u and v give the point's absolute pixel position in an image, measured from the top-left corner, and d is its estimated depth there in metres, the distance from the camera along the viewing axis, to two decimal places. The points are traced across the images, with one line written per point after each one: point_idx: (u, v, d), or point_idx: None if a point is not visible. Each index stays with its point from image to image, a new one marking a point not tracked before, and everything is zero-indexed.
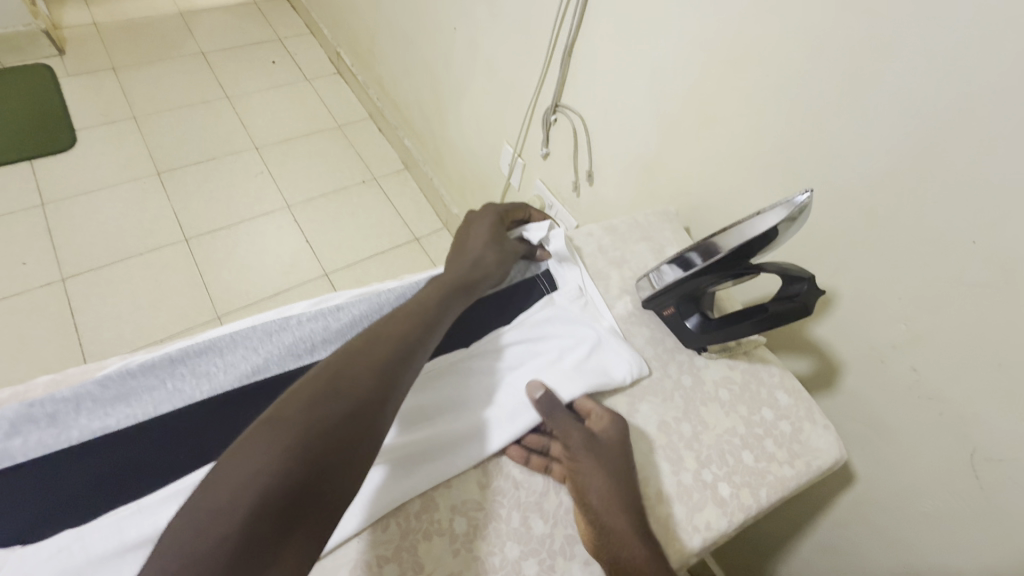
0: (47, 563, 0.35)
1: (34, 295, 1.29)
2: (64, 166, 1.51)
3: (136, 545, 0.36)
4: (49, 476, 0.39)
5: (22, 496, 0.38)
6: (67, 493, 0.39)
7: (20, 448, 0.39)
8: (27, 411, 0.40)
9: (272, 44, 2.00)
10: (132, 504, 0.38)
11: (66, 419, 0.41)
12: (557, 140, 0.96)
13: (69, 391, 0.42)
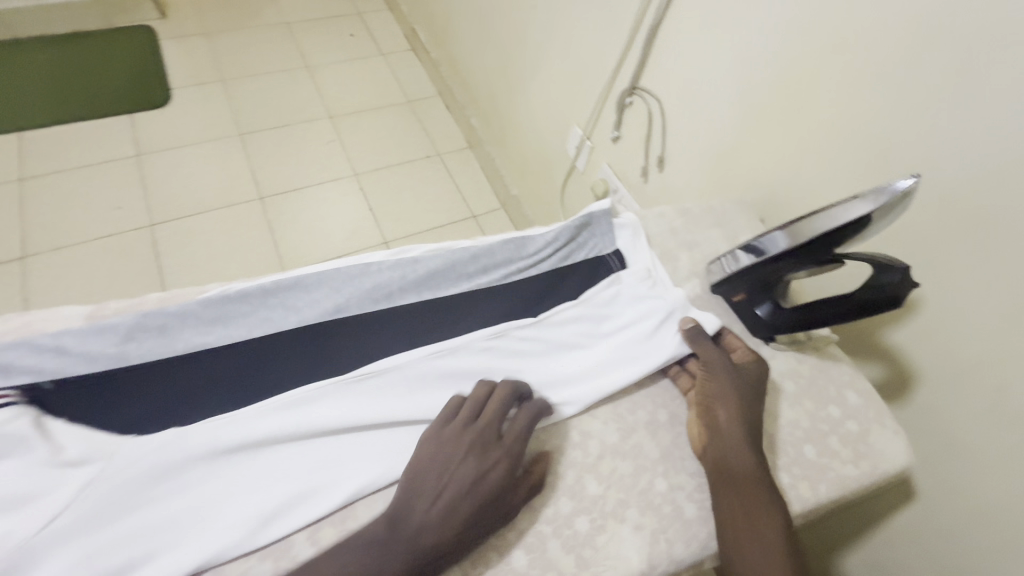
0: (152, 455, 0.38)
1: (126, 237, 1.40)
2: (158, 121, 1.63)
3: (227, 451, 0.40)
4: (151, 380, 0.43)
5: (128, 394, 0.42)
6: (165, 398, 0.42)
7: (134, 352, 0.43)
8: (140, 322, 0.44)
9: (352, 18, 2.07)
10: (229, 414, 0.42)
11: (173, 332, 0.45)
12: (630, 123, 0.95)
13: (176, 308, 0.46)
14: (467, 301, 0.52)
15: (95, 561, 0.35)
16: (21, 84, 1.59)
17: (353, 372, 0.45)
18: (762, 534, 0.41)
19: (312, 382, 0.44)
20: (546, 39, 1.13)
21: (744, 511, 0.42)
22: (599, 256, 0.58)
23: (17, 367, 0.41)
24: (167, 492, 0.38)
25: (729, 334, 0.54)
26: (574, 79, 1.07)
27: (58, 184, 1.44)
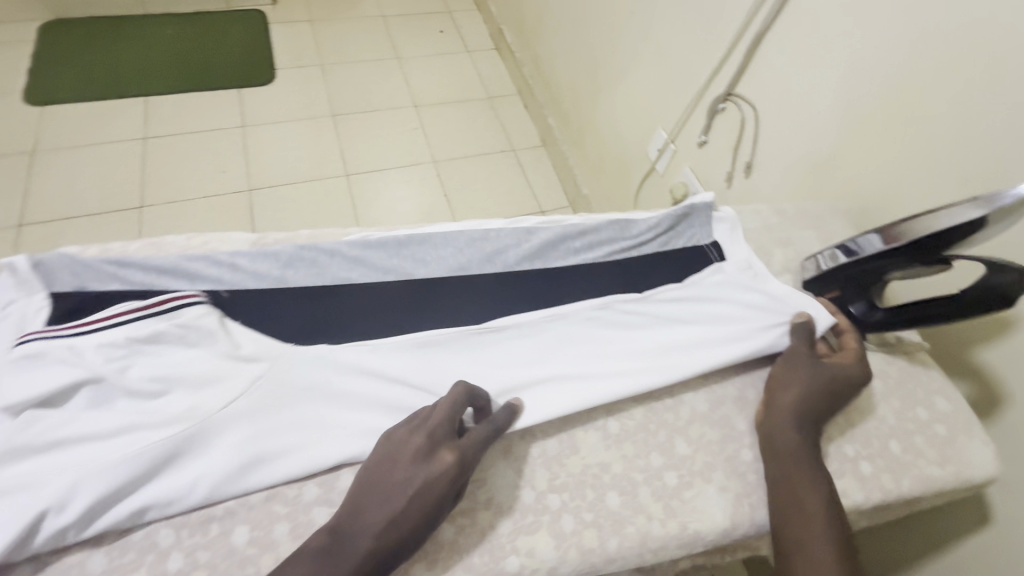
0: (311, 367, 0.45)
1: (227, 198, 1.53)
2: (262, 97, 1.77)
3: (368, 373, 0.46)
4: (304, 303, 0.49)
5: (285, 312, 0.48)
6: (316, 320, 0.48)
7: (291, 279, 0.50)
8: (298, 253, 0.52)
9: (442, 15, 2.17)
10: (369, 341, 0.48)
11: (322, 267, 0.52)
12: (719, 128, 0.97)
13: (326, 246, 0.53)
14: (573, 271, 0.56)
15: (260, 440, 0.42)
16: (149, 55, 1.77)
17: (475, 325, 0.51)
18: (802, 498, 0.43)
19: (440, 327, 0.50)
20: (638, 43, 1.15)
21: (783, 478, 0.45)
22: (700, 247, 0.61)
23: (202, 276, 0.49)
24: (317, 396, 0.45)
25: (848, 334, 0.54)
26: (664, 83, 1.10)
27: (174, 146, 1.59)
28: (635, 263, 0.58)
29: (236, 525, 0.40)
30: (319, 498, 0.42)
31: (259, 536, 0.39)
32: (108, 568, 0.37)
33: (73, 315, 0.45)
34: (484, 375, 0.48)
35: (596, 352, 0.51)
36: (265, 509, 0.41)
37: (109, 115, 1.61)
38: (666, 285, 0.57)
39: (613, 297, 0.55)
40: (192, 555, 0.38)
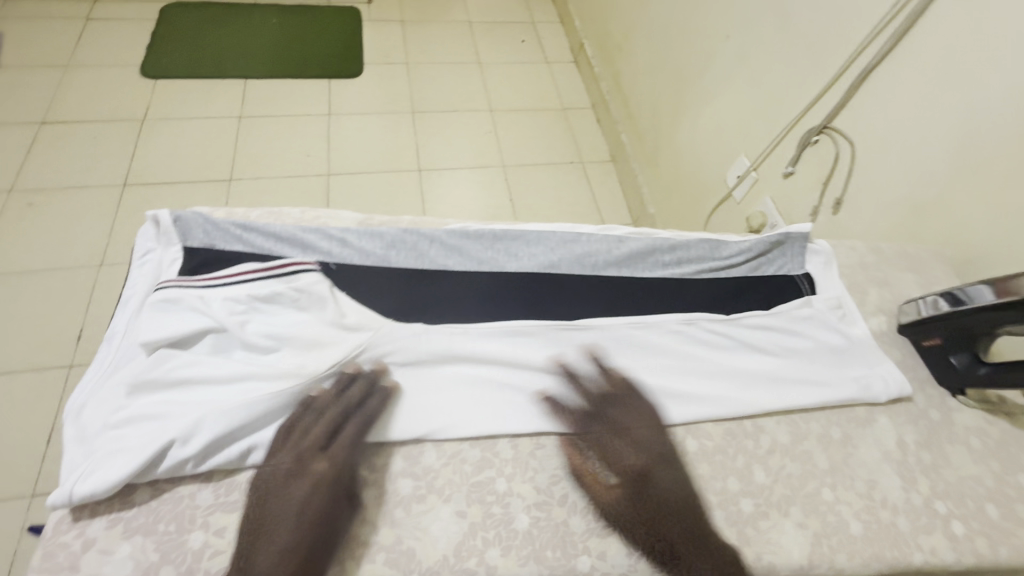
0: (408, 344, 0.47)
1: (307, 180, 1.60)
2: (349, 88, 1.85)
3: (459, 359, 0.48)
4: (403, 283, 0.52)
5: (385, 289, 0.51)
6: (413, 300, 0.51)
7: (392, 259, 0.53)
8: (401, 235, 0.55)
9: (526, 25, 2.22)
10: (462, 325, 0.49)
11: (422, 250, 0.54)
12: (809, 161, 0.94)
13: (426, 231, 0.55)
14: (661, 283, 0.56)
15: (357, 405, 0.44)
16: (253, 42, 1.89)
17: (564, 324, 0.51)
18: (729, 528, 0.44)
19: (529, 320, 0.51)
20: (729, 67, 1.14)
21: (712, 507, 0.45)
22: (790, 277, 0.60)
23: (313, 247, 0.52)
24: (410, 373, 0.47)
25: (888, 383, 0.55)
26: (754, 110, 1.08)
27: (265, 127, 1.69)
28: (723, 284, 0.58)
29: None
30: (404, 470, 0.44)
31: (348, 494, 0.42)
32: (213, 505, 0.40)
33: (205, 268, 0.50)
34: (570, 378, 0.49)
35: (682, 370, 0.51)
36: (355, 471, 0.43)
37: (213, 93, 1.73)
38: (756, 312, 0.56)
39: (700, 314, 0.54)
40: None
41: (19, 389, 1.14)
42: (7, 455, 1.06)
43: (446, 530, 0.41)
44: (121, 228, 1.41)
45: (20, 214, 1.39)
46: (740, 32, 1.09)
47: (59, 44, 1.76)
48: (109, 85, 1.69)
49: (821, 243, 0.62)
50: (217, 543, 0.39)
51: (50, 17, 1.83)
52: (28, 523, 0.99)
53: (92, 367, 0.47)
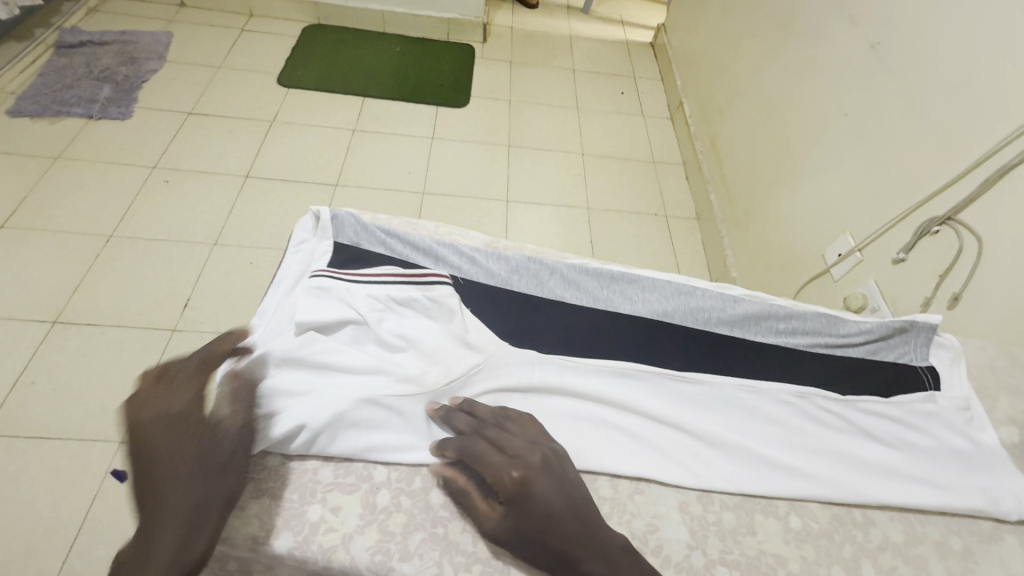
0: (528, 369, 0.52)
1: (403, 195, 1.69)
2: (454, 116, 1.98)
3: (571, 389, 0.51)
4: (528, 309, 0.58)
5: (513, 311, 0.57)
6: (536, 325, 0.56)
7: (518, 284, 0.60)
8: (524, 263, 0.61)
9: (627, 78, 2.30)
10: (572, 359, 0.53)
11: (546, 281, 0.60)
12: (925, 251, 0.90)
13: (549, 262, 0.62)
14: (769, 348, 0.58)
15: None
16: (376, 66, 2.07)
17: (673, 374, 0.54)
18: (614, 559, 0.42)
19: (639, 364, 0.54)
20: (842, 146, 1.13)
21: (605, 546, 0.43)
22: (911, 367, 0.59)
23: (445, 260, 0.60)
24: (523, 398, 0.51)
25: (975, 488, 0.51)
26: (864, 192, 1.06)
27: (373, 141, 1.83)
28: (833, 361, 0.58)
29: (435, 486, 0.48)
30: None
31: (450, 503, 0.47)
32: (334, 483, 0.47)
33: (349, 262, 0.58)
34: (675, 427, 0.51)
35: (787, 442, 0.51)
36: None
37: (334, 106, 1.90)
38: (873, 397, 0.55)
39: (814, 389, 0.54)
40: (397, 497, 0.47)
41: (127, 343, 1.25)
42: (108, 401, 1.16)
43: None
44: (236, 213, 1.55)
45: (157, 188, 1.56)
46: (858, 112, 1.08)
47: (215, 48, 2.01)
48: (249, 87, 1.90)
49: (950, 338, 0.60)
50: (331, 520, 0.45)
51: (213, 26, 2.09)
52: (111, 467, 1.07)
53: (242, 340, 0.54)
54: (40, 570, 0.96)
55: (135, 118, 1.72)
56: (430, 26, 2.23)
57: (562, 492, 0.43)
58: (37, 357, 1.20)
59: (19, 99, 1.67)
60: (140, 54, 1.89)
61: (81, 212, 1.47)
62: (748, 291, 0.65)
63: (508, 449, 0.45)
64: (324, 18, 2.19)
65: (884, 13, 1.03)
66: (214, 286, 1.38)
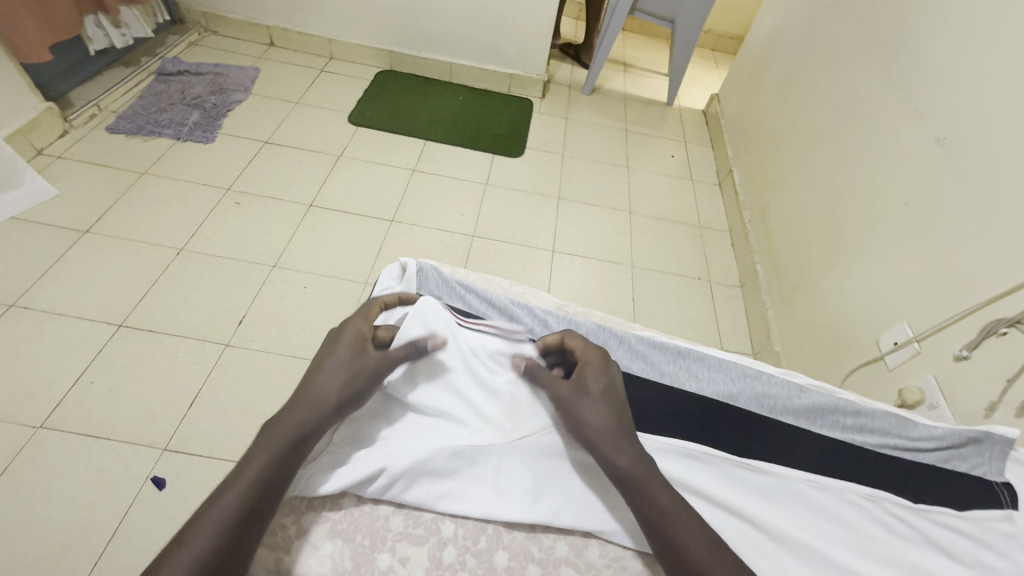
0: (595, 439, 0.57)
1: (452, 236, 1.75)
2: (508, 165, 2.06)
3: None
4: None
5: None
6: None
7: None
8: (595, 329, 0.65)
9: (678, 142, 2.36)
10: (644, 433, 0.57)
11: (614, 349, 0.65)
12: (989, 352, 0.87)
13: (617, 332, 0.65)
14: (833, 441, 0.60)
15: (538, 485, 0.55)
16: (440, 112, 2.20)
17: (736, 460, 0.57)
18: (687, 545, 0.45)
19: (704, 446, 0.57)
20: (901, 236, 1.13)
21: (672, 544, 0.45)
22: (987, 482, 0.58)
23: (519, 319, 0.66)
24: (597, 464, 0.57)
25: None
26: (923, 284, 1.05)
27: (430, 182, 1.91)
28: (900, 464, 0.59)
29: (499, 548, 0.52)
30: (568, 559, 0.52)
31: (514, 567, 0.51)
32: (403, 533, 0.51)
33: None
34: (738, 515, 0.53)
35: (850, 544, 0.52)
36: (524, 546, 0.52)
37: (397, 146, 2.01)
38: (941, 509, 0.55)
39: (883, 493, 0.55)
40: (463, 555, 0.51)
41: (182, 353, 1.31)
42: (156, 408, 1.21)
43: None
44: (296, 238, 1.63)
45: (228, 208, 1.67)
46: (920, 204, 1.08)
47: (296, 85, 2.17)
48: (322, 123, 2.03)
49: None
50: (399, 569, 0.49)
51: (297, 65, 2.27)
52: (151, 474, 1.10)
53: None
54: (70, 569, 0.98)
55: (217, 142, 1.86)
56: (494, 79, 2.36)
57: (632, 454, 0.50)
58: (100, 358, 1.27)
59: (119, 117, 1.84)
60: (229, 86, 2.06)
61: (158, 225, 1.57)
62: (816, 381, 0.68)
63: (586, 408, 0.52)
64: (397, 65, 2.35)
65: (952, 111, 1.05)
66: (268, 307, 1.44)
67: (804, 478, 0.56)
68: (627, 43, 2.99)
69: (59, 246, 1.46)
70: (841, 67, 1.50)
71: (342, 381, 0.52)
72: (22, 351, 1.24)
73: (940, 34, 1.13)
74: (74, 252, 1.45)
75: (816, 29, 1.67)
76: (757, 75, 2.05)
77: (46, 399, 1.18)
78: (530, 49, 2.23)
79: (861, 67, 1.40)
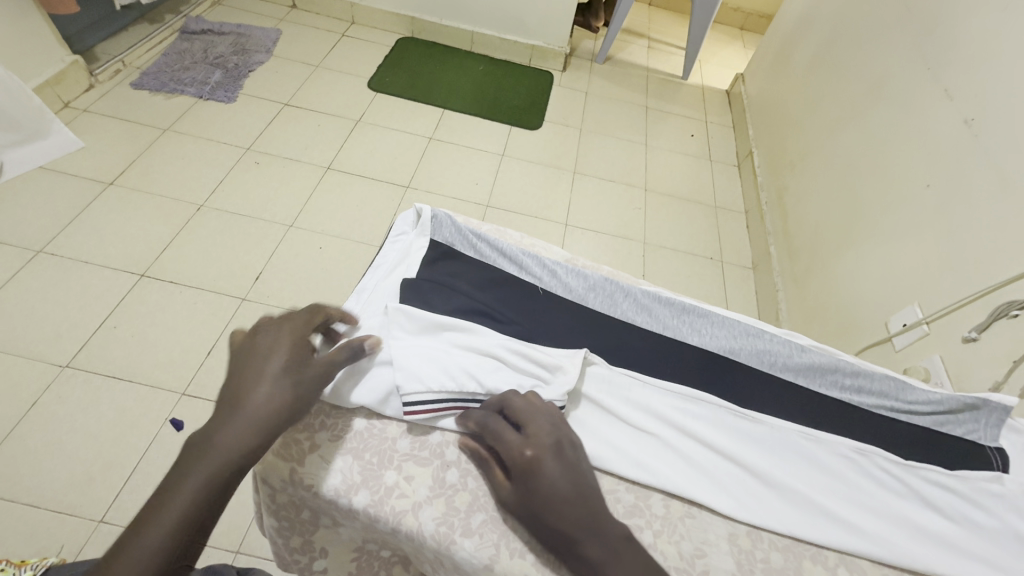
0: (616, 373, 0.61)
1: (467, 206, 1.76)
2: (524, 136, 2.05)
3: (637, 399, 0.59)
4: (603, 329, 0.65)
5: (586, 329, 0.65)
6: (608, 344, 0.64)
7: (593, 302, 0.68)
8: (602, 282, 0.69)
9: (698, 121, 2.32)
10: (642, 376, 0.61)
11: (620, 302, 0.68)
12: (999, 334, 0.86)
13: (624, 285, 0.69)
14: (829, 401, 0.62)
15: None
16: (459, 81, 2.19)
17: (734, 407, 0.59)
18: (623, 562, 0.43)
19: (704, 395, 0.60)
20: (919, 219, 1.12)
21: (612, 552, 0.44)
22: (982, 447, 0.60)
23: (528, 268, 0.70)
24: (608, 396, 0.59)
25: None
26: (937, 268, 1.04)
27: (447, 151, 1.91)
28: (896, 424, 0.61)
29: None
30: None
31: None
32: (409, 454, 0.54)
33: (444, 257, 0.69)
34: (732, 459, 0.56)
35: (836, 494, 0.55)
36: None
37: (416, 113, 2.02)
38: (933, 467, 0.58)
39: (875, 449, 0.58)
40: (465, 477, 0.53)
41: (200, 304, 1.35)
42: (176, 355, 1.26)
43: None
44: (313, 199, 1.65)
45: (248, 167, 1.69)
46: (942, 186, 1.07)
47: (317, 48, 2.17)
48: (342, 87, 2.04)
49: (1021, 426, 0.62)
50: (404, 487, 0.52)
51: (319, 28, 2.27)
52: (171, 416, 1.15)
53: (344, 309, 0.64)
54: (95, 498, 1.04)
55: (238, 102, 1.88)
56: (515, 50, 2.33)
57: (571, 478, 0.47)
58: (123, 304, 1.31)
59: (143, 74, 1.86)
60: (251, 47, 2.07)
61: (180, 180, 1.60)
62: (818, 344, 0.69)
63: (528, 426, 0.50)
64: (419, 32, 2.33)
65: (981, 91, 1.03)
66: (285, 265, 1.47)
67: (799, 431, 0.59)
68: (653, 18, 2.93)
69: (85, 197, 1.50)
70: (871, 46, 1.46)
71: (284, 394, 0.47)
72: (49, 294, 1.29)
73: (977, 13, 1.09)
74: (99, 203, 1.49)
75: (849, 8, 1.62)
76: (785, 54, 2.00)
77: (73, 341, 1.23)
78: (553, 20, 2.19)
79: (894, 46, 1.36)
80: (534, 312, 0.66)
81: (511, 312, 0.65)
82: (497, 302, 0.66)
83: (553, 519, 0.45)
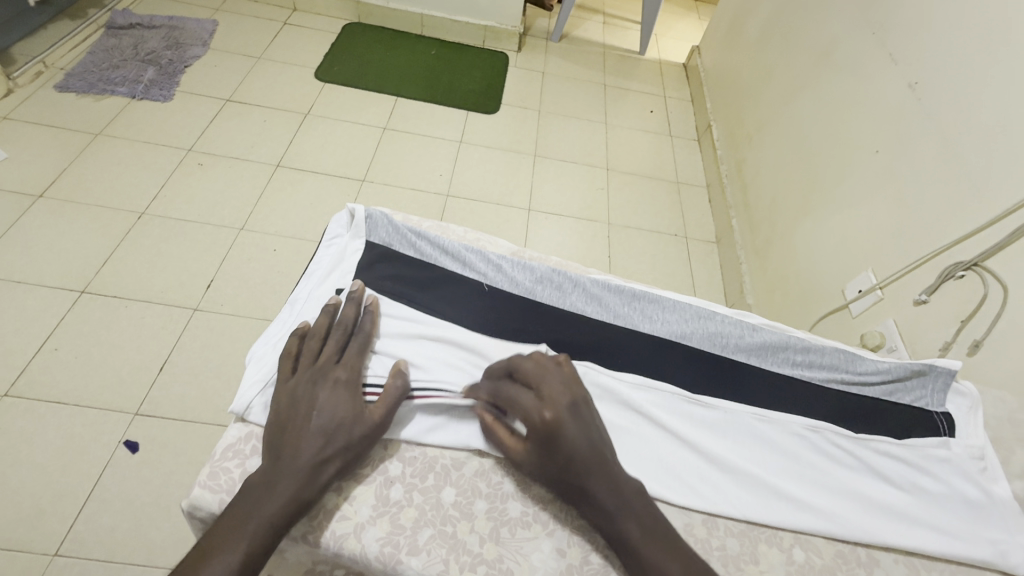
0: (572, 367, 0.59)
1: (427, 196, 1.71)
2: (482, 122, 2.00)
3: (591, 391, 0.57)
4: (552, 322, 0.64)
5: (535, 324, 0.63)
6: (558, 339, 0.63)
7: (542, 293, 0.66)
8: (550, 274, 0.67)
9: (656, 97, 2.31)
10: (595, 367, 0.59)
11: (568, 292, 0.66)
12: (947, 296, 0.88)
13: (572, 276, 0.67)
14: (782, 378, 0.62)
15: None
16: (411, 67, 2.11)
17: (688, 394, 0.59)
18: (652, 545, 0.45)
19: (660, 383, 0.59)
20: (871, 182, 1.13)
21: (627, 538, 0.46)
22: (929, 413, 0.62)
23: (471, 265, 0.67)
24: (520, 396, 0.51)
25: (975, 535, 0.54)
26: (887, 233, 1.06)
27: (402, 140, 1.85)
28: (848, 397, 0.62)
29: (447, 485, 0.53)
30: (515, 494, 0.54)
31: (462, 503, 0.52)
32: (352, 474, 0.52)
33: (382, 259, 0.67)
34: (689, 448, 0.56)
35: (793, 473, 0.55)
36: (472, 482, 0.54)
37: (368, 103, 1.94)
38: (885, 438, 0.59)
39: (827, 425, 0.59)
40: (410, 492, 0.52)
41: (149, 318, 1.28)
42: (125, 374, 1.19)
43: (544, 562, 0.50)
44: (264, 199, 1.58)
45: (191, 170, 1.60)
46: (891, 151, 1.08)
47: (258, 39, 2.06)
48: (287, 79, 1.94)
49: (966, 391, 0.64)
50: (347, 509, 0.50)
51: (258, 17, 2.15)
52: (125, 438, 1.10)
53: (278, 323, 0.62)
54: (47, 532, 0.99)
55: (175, 101, 1.77)
56: (467, 31, 2.26)
57: (588, 436, 0.49)
58: (63, 325, 1.24)
59: (68, 75, 1.73)
60: (186, 40, 1.95)
61: (117, 188, 1.51)
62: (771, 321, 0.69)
63: (541, 389, 0.51)
64: (365, 16, 2.24)
65: (923, 55, 1.03)
66: (238, 270, 1.41)
67: (752, 412, 0.59)
68: None
69: (13, 212, 1.40)
70: (819, 14, 1.46)
71: (348, 374, 0.54)
72: None
73: None
74: (29, 218, 1.39)
75: None
76: (737, 25, 1.99)
77: (10, 368, 1.15)
78: None
79: (839, 14, 1.36)
80: (482, 310, 0.64)
81: (458, 315, 0.63)
82: (442, 303, 0.64)
83: (574, 473, 0.48)
